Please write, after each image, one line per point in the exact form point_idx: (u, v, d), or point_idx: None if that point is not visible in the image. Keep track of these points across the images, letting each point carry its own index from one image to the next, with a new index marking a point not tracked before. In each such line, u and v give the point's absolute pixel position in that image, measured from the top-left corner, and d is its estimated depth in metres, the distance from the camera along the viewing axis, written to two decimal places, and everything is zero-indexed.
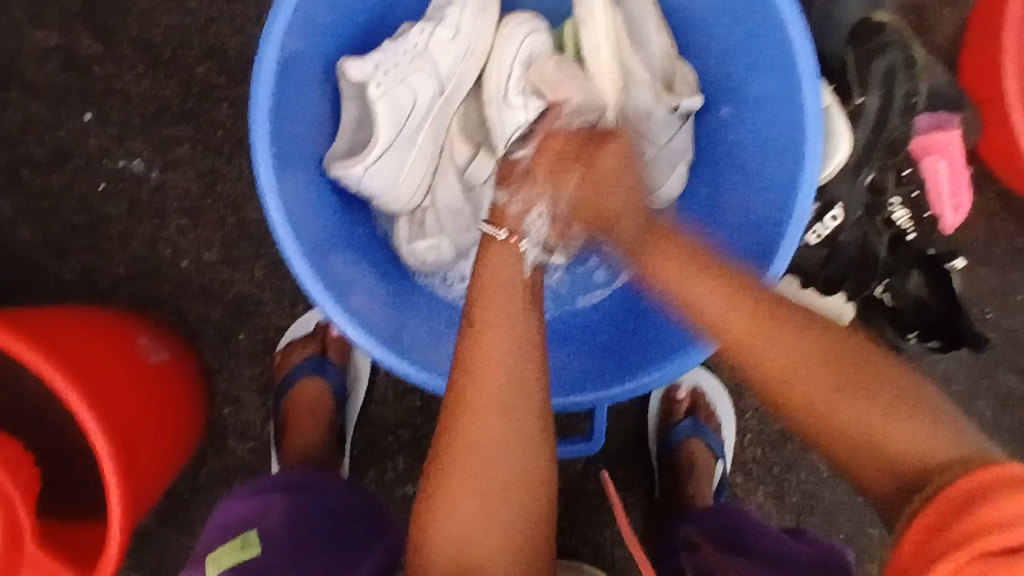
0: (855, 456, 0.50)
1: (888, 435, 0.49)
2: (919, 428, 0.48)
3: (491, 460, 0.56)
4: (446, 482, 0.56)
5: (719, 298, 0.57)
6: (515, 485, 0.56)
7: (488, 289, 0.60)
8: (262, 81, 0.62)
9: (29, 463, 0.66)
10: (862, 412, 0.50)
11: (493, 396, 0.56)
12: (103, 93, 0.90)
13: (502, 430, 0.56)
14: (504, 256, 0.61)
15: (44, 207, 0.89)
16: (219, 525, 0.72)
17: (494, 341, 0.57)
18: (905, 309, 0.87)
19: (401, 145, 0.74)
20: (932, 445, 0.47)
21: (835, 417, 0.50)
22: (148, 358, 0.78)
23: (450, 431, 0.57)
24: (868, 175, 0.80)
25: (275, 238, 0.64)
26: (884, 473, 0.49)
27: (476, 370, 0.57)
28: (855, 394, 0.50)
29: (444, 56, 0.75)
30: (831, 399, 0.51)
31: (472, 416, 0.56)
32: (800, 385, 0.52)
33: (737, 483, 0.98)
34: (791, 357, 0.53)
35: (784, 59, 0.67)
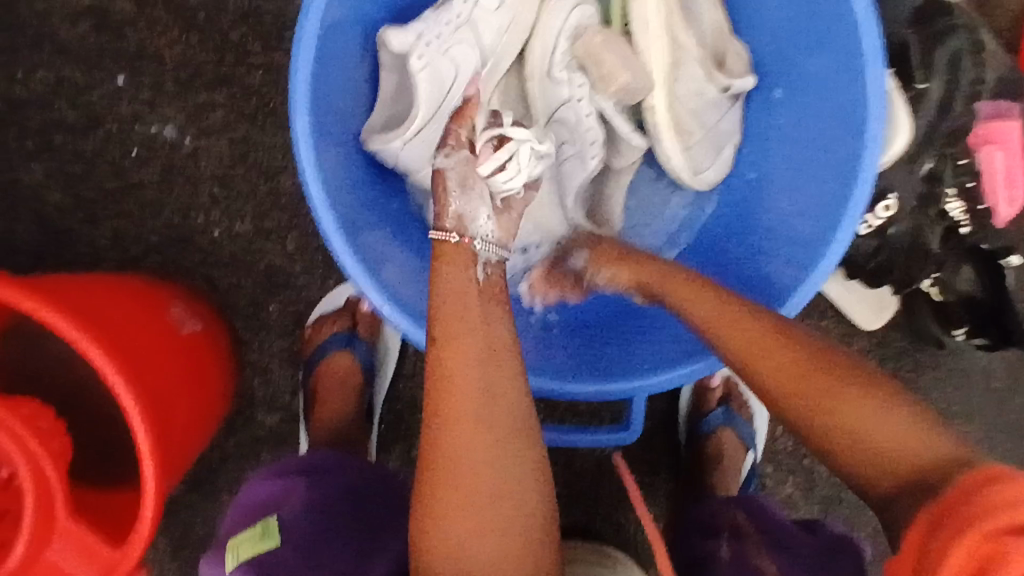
0: (863, 462, 0.50)
1: (874, 433, 0.50)
2: (914, 429, 0.50)
3: (482, 471, 0.53)
4: (440, 500, 0.53)
5: (723, 319, 0.60)
6: (514, 491, 0.54)
7: (447, 302, 0.57)
8: (303, 48, 0.60)
9: (60, 433, 0.66)
10: (857, 421, 0.51)
11: (472, 405, 0.54)
12: (136, 56, 0.88)
13: (489, 440, 0.54)
14: (459, 256, 0.59)
15: (75, 171, 0.88)
16: (243, 506, 0.73)
17: (462, 348, 0.55)
18: (952, 302, 0.85)
19: (443, 119, 0.71)
20: (914, 442, 0.49)
21: (838, 419, 0.52)
22: (182, 328, 0.77)
23: (434, 447, 0.54)
24: (925, 164, 0.77)
25: (312, 211, 0.62)
26: (878, 476, 0.50)
27: (451, 382, 0.55)
28: (846, 396, 0.52)
29: (487, 26, 0.72)
30: (829, 405, 0.52)
31: (455, 426, 0.54)
32: (797, 400, 0.54)
33: (768, 473, 0.96)
34: (784, 372, 0.55)
35: (847, 38, 0.63)
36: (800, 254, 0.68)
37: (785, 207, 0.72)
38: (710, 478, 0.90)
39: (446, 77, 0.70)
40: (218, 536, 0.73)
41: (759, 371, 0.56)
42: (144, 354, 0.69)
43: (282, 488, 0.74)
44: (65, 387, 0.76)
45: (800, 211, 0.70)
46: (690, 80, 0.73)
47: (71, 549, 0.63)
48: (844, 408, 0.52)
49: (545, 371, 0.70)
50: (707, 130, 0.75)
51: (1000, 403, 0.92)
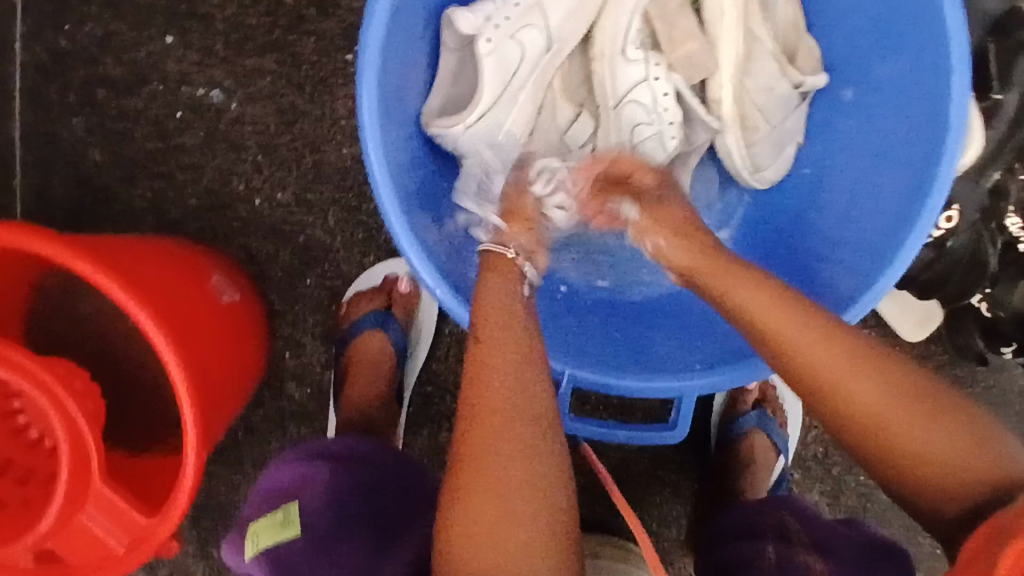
0: (930, 483, 0.48)
1: (945, 459, 0.47)
2: (980, 451, 0.47)
3: (512, 466, 0.51)
4: (466, 494, 0.51)
5: (811, 337, 0.52)
6: (540, 496, 0.51)
7: (489, 309, 0.58)
8: (375, 20, 0.58)
9: (96, 394, 0.64)
10: (929, 443, 0.48)
11: (503, 398, 0.53)
12: (186, 14, 0.86)
13: (518, 438, 0.52)
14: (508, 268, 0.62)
15: (118, 130, 0.87)
16: (266, 491, 0.72)
17: (500, 346, 0.55)
18: (1002, 320, 0.82)
19: (504, 103, 0.70)
20: (996, 468, 0.46)
21: (909, 444, 0.48)
22: (221, 297, 0.76)
23: (464, 441, 0.53)
24: (993, 176, 0.75)
25: (373, 190, 0.60)
26: (945, 502, 0.47)
27: (485, 375, 0.54)
28: (925, 417, 0.49)
29: (557, 7, 0.69)
30: (896, 422, 0.49)
31: (486, 417, 0.53)
32: (866, 410, 0.50)
33: (795, 479, 0.95)
34: (880, 397, 0.49)
35: (935, 43, 0.61)
36: (868, 264, 0.65)
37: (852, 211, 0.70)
38: (741, 483, 0.89)
39: (513, 62, 0.68)
40: (243, 515, 0.72)
41: (844, 382, 0.50)
42: (186, 320, 0.67)
43: (302, 473, 0.73)
44: (99, 348, 0.75)
45: (874, 217, 0.67)
46: (761, 74, 0.71)
47: (104, 513, 0.62)
48: (910, 428, 0.48)
49: (593, 359, 0.68)
50: (772, 128, 0.73)
51: None
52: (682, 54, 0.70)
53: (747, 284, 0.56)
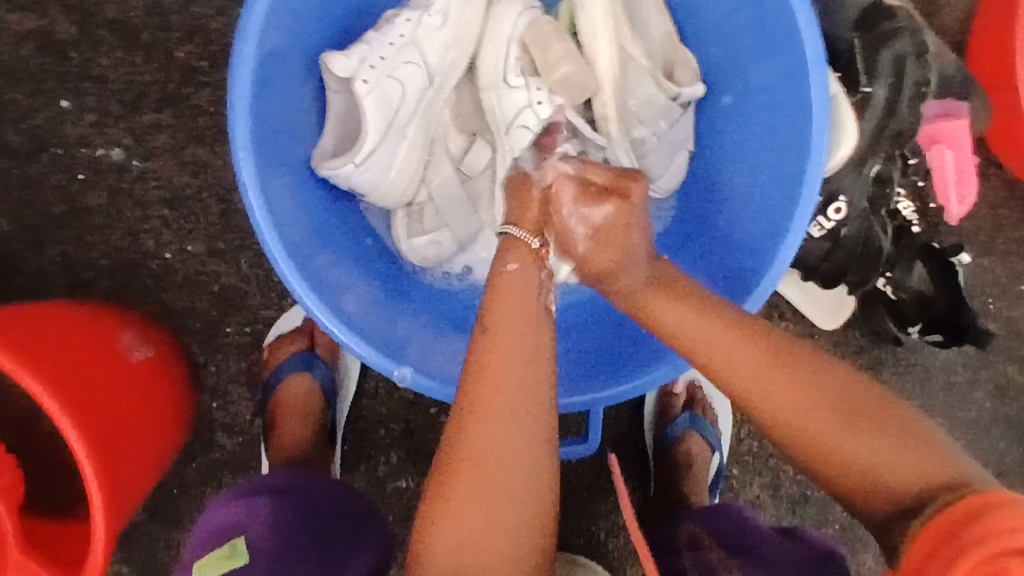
0: (874, 496, 0.51)
1: (878, 463, 0.51)
2: (912, 455, 0.50)
3: (495, 461, 0.53)
4: (454, 488, 0.53)
5: (725, 337, 0.57)
6: (518, 500, 0.53)
7: (501, 299, 0.58)
8: (241, 75, 0.60)
9: (12, 467, 0.65)
10: (865, 449, 0.51)
11: (502, 403, 0.55)
12: (80, 78, 0.86)
13: (509, 443, 0.54)
14: (518, 287, 0.58)
15: (22, 198, 0.86)
16: (204, 532, 0.69)
17: (508, 350, 0.56)
18: (906, 302, 0.86)
19: (392, 139, 0.71)
20: (922, 472, 0.49)
21: (844, 445, 0.52)
22: (130, 356, 0.76)
23: (455, 437, 0.55)
24: (874, 166, 0.78)
25: (258, 236, 0.62)
26: (886, 505, 0.50)
27: (488, 378, 0.55)
28: (853, 427, 0.52)
29: (433, 44, 0.72)
30: (837, 441, 0.52)
31: (482, 420, 0.54)
32: (799, 431, 0.53)
33: (734, 475, 0.96)
34: (789, 400, 0.54)
35: (788, 47, 0.64)
36: (746, 266, 0.69)
37: (736, 214, 0.72)
38: (684, 486, 0.89)
39: (395, 99, 0.70)
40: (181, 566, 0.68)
41: (787, 402, 0.54)
42: (90, 381, 0.68)
43: (244, 507, 0.70)
44: (13, 419, 0.75)
45: (754, 220, 0.70)
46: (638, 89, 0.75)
47: None
48: (846, 442, 0.52)
49: None
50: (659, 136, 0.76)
51: (962, 398, 0.93)
52: (559, 76, 0.71)
53: (695, 316, 0.59)
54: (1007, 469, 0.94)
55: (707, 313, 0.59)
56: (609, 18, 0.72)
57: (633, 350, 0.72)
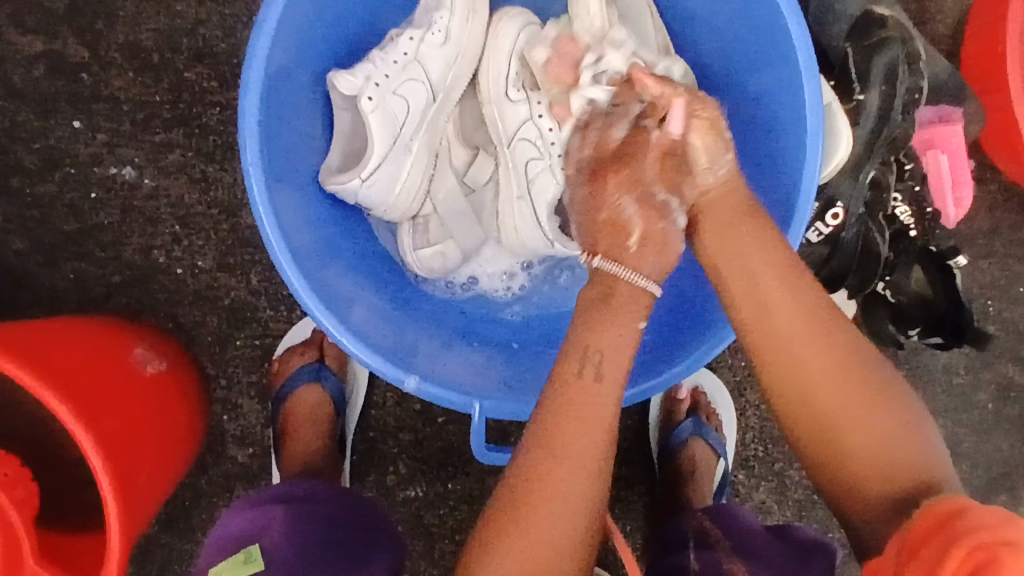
0: (860, 481, 0.52)
1: (861, 437, 0.52)
2: (899, 443, 0.52)
3: (571, 492, 0.53)
4: (525, 515, 0.53)
5: (779, 287, 0.57)
6: (588, 543, 0.54)
7: (603, 335, 0.58)
8: (250, 94, 0.61)
9: (26, 478, 0.66)
10: (857, 422, 0.53)
11: (582, 442, 0.54)
12: (92, 99, 0.88)
13: (581, 481, 0.54)
14: (615, 334, 0.58)
15: (35, 217, 0.88)
16: (218, 540, 0.70)
17: (596, 390, 0.56)
18: (906, 305, 0.87)
19: (397, 154, 0.73)
20: (902, 465, 0.51)
21: (838, 418, 0.53)
22: (143, 369, 0.78)
23: (529, 467, 0.54)
24: (870, 173, 0.80)
25: (268, 251, 0.63)
26: (877, 491, 0.51)
27: (573, 413, 0.55)
28: (856, 391, 0.54)
29: (435, 61, 0.74)
30: (836, 411, 0.53)
31: (560, 455, 0.54)
32: (806, 382, 0.54)
33: (739, 480, 0.97)
34: (808, 355, 0.55)
35: (783, 58, 0.65)
36: None
37: None
38: (687, 492, 0.89)
39: (399, 115, 0.72)
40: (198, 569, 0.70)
41: (813, 367, 0.54)
42: (104, 394, 0.69)
43: (258, 516, 0.71)
44: (28, 434, 0.76)
45: None
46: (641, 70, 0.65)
47: None
48: (853, 414, 0.53)
49: (507, 390, 0.70)
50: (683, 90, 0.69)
51: (964, 400, 0.94)
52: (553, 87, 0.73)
53: (755, 256, 0.58)
54: (1011, 469, 0.95)
55: (777, 261, 0.58)
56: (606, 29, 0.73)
57: (656, 345, 0.73)
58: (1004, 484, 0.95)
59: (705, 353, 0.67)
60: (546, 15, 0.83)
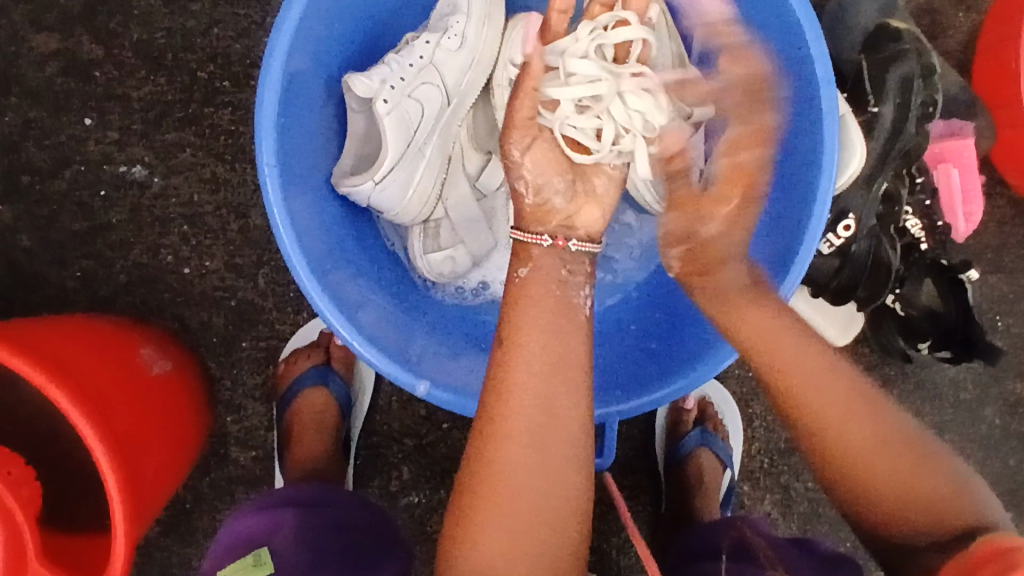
0: (899, 517, 0.52)
1: (902, 486, 0.53)
2: (939, 489, 0.52)
3: (516, 470, 0.53)
4: (479, 496, 0.53)
5: (792, 346, 0.59)
6: (550, 522, 0.52)
7: (520, 306, 0.58)
8: (267, 94, 0.61)
9: (30, 478, 0.64)
10: (897, 474, 0.53)
11: (521, 421, 0.54)
12: (104, 97, 0.88)
13: (529, 458, 0.53)
14: (539, 294, 0.59)
15: (44, 214, 0.88)
16: (226, 544, 0.69)
17: (524, 362, 0.55)
18: (916, 317, 0.87)
19: (411, 158, 0.72)
20: (942, 502, 0.51)
21: (877, 471, 0.53)
22: (150, 369, 0.78)
23: (476, 459, 0.54)
24: (882, 184, 0.80)
25: (282, 251, 0.63)
26: (916, 525, 0.51)
27: (505, 393, 0.54)
28: (895, 448, 0.54)
29: (451, 66, 0.73)
30: (875, 464, 0.54)
31: (502, 438, 0.53)
32: (845, 441, 0.55)
33: (745, 492, 0.96)
34: (840, 412, 0.56)
35: (798, 69, 0.65)
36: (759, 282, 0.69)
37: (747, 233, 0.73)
38: (694, 501, 0.89)
39: (413, 119, 0.72)
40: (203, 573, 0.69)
41: (845, 423, 0.55)
42: (113, 394, 0.69)
43: (264, 520, 0.70)
44: (34, 436, 0.76)
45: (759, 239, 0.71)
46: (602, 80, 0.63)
47: None
48: (885, 461, 0.54)
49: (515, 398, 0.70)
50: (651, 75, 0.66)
51: (971, 415, 0.94)
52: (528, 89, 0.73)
53: (758, 317, 0.61)
54: (1017, 485, 0.94)
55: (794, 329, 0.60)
56: None
57: (666, 353, 0.73)
58: (1011, 499, 0.95)
59: (719, 361, 0.66)
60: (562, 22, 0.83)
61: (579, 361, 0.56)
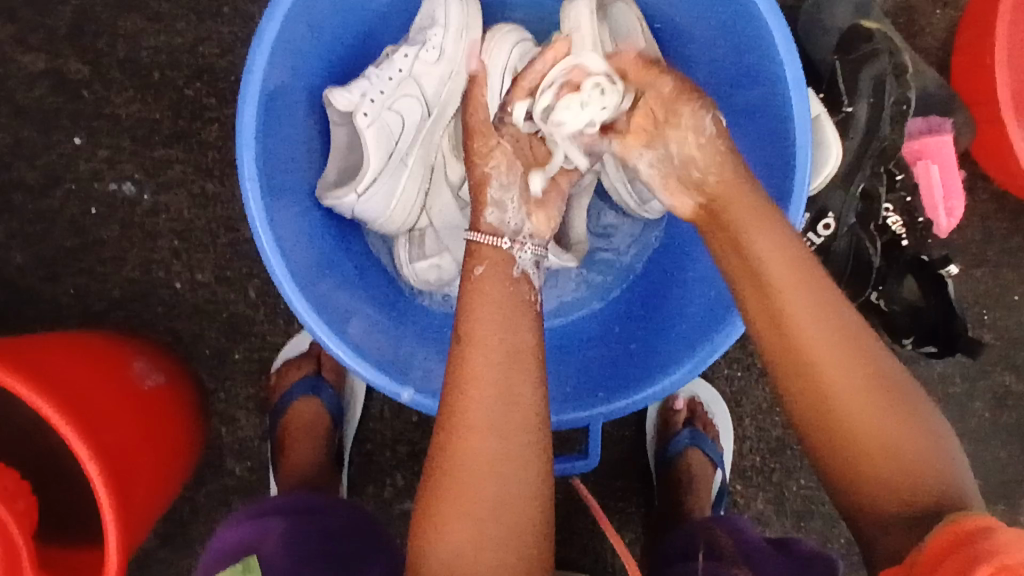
0: (877, 487, 0.51)
1: (886, 455, 0.52)
2: (916, 463, 0.51)
3: (479, 462, 0.54)
4: (445, 492, 0.54)
5: (806, 293, 0.56)
6: (512, 514, 0.53)
7: (477, 304, 0.59)
8: (247, 111, 0.63)
9: (26, 490, 0.66)
10: (881, 446, 0.52)
11: (485, 414, 0.55)
12: (93, 115, 0.90)
13: (497, 449, 0.54)
14: (495, 290, 0.61)
15: (35, 232, 0.90)
16: (217, 552, 0.70)
17: (485, 359, 0.56)
18: (898, 313, 0.87)
19: (392, 169, 0.75)
20: (922, 479, 0.51)
21: (862, 443, 0.52)
22: (142, 382, 0.79)
23: (440, 452, 0.55)
24: (860, 184, 0.83)
25: (267, 265, 0.64)
26: (886, 500, 0.51)
27: (466, 387, 0.56)
28: (885, 416, 0.53)
29: (430, 77, 0.75)
30: (864, 431, 0.52)
31: (466, 431, 0.54)
32: (841, 408, 0.53)
33: (737, 490, 0.97)
34: (843, 374, 0.53)
35: (769, 71, 0.66)
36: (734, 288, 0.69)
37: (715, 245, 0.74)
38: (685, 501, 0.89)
39: (395, 130, 0.74)
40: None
41: (839, 388, 0.53)
42: (104, 408, 0.70)
43: (255, 527, 0.72)
44: (27, 450, 0.77)
45: None
46: None
47: None
48: (870, 431, 0.52)
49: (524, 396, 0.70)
50: None
51: (960, 407, 0.95)
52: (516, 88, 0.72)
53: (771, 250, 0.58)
54: (1007, 477, 0.95)
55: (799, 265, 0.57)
56: (598, 48, 0.74)
57: (645, 354, 0.74)
58: (1001, 492, 0.95)
59: (706, 356, 0.67)
60: (541, 31, 0.85)
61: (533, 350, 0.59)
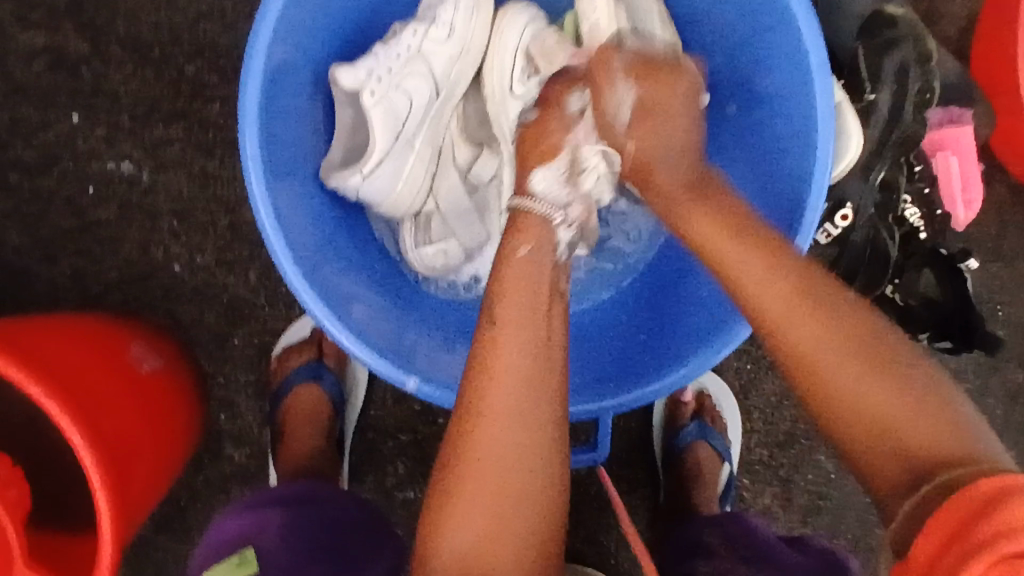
0: (886, 450, 0.47)
1: (895, 421, 0.48)
2: (927, 427, 0.47)
3: (498, 454, 0.51)
4: (461, 482, 0.51)
5: (764, 262, 0.56)
6: (529, 508, 0.51)
7: (504, 282, 0.56)
8: (250, 87, 0.60)
9: (18, 477, 0.64)
10: (883, 411, 0.48)
11: (508, 404, 0.52)
12: (92, 93, 0.87)
13: (518, 441, 0.51)
14: (518, 268, 0.57)
15: (31, 212, 0.87)
16: (215, 543, 0.68)
17: (514, 343, 0.53)
18: (915, 307, 0.85)
19: (400, 150, 0.73)
20: (937, 443, 0.46)
21: (860, 404, 0.49)
22: (139, 366, 0.77)
23: (458, 439, 0.52)
24: (880, 173, 0.80)
25: (269, 248, 0.62)
26: (894, 463, 0.47)
27: (488, 368, 0.53)
28: (878, 380, 0.49)
29: (439, 56, 0.73)
30: (857, 394, 0.49)
31: (488, 417, 0.52)
32: (829, 379, 0.50)
33: (744, 485, 0.95)
34: (817, 339, 0.51)
35: (791, 55, 0.64)
36: None
37: None
38: (692, 494, 0.88)
39: (401, 111, 0.71)
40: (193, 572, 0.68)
41: (823, 364, 0.50)
42: (98, 391, 0.68)
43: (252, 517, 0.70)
44: (22, 435, 0.75)
45: None
46: None
47: None
48: (864, 396, 0.49)
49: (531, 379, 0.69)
50: None
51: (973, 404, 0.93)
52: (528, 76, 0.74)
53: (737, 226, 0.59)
54: None
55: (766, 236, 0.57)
56: (613, 27, 0.71)
57: (656, 345, 0.72)
58: None
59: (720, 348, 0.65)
60: (553, 12, 0.82)
61: (561, 338, 0.56)
